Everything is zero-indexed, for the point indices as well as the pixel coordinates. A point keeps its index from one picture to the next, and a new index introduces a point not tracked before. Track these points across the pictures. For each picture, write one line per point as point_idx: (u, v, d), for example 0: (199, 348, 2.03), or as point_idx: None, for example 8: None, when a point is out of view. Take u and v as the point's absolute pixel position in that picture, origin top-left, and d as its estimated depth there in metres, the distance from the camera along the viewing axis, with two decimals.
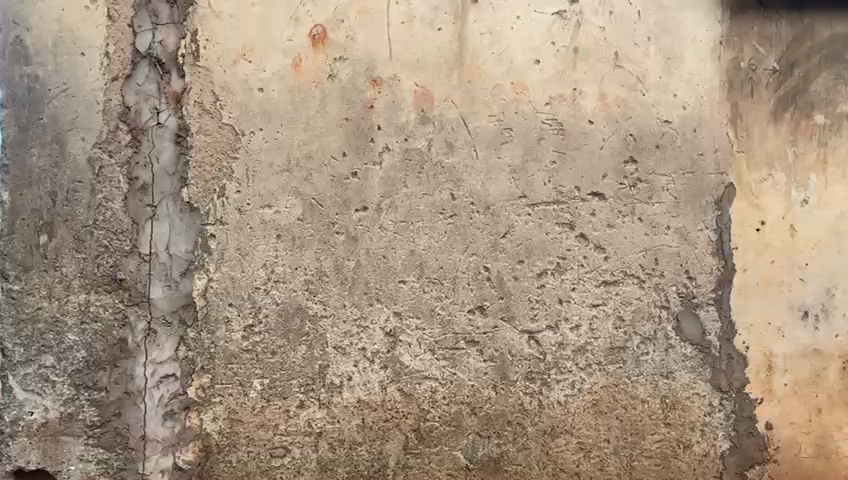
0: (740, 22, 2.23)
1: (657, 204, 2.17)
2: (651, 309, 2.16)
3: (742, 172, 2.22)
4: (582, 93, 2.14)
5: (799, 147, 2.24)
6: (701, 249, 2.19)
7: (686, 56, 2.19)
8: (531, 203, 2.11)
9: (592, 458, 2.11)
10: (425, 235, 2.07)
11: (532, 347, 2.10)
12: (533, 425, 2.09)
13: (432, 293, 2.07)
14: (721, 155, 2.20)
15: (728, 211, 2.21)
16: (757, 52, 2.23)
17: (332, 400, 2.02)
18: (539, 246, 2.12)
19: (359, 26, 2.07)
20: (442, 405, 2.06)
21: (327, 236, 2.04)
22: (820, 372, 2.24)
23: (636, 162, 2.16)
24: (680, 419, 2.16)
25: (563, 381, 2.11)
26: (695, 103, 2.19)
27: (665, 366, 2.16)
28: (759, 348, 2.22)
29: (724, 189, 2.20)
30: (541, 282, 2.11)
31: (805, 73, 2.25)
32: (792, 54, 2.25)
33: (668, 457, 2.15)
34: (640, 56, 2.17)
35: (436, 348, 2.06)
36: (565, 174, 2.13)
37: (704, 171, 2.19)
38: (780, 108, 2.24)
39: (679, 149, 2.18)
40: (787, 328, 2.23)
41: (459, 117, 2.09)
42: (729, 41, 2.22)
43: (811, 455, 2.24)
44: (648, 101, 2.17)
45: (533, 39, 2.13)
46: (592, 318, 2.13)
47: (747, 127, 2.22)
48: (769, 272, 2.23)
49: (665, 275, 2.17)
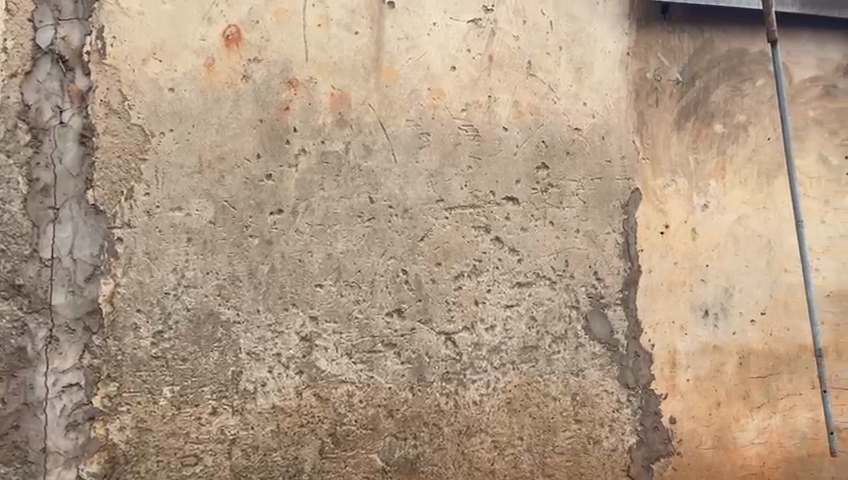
0: (645, 35, 2.34)
1: (568, 209, 2.25)
2: (562, 309, 2.24)
3: (647, 178, 2.34)
4: (497, 100, 2.19)
5: (700, 155, 2.39)
6: (609, 251, 2.29)
7: (596, 66, 2.29)
8: (448, 207, 2.15)
9: (506, 456, 2.17)
10: (343, 238, 2.07)
11: (449, 348, 2.14)
12: (449, 425, 2.13)
13: (349, 297, 2.07)
14: (627, 161, 2.31)
15: (634, 215, 2.31)
16: (661, 64, 2.36)
17: (246, 407, 2.00)
18: (455, 248, 2.15)
19: (275, 27, 2.05)
20: (358, 408, 2.06)
21: (241, 240, 2.01)
22: (719, 367, 2.39)
23: (547, 168, 2.23)
24: (590, 416, 2.25)
25: (478, 381, 2.15)
26: (603, 112, 2.29)
27: (576, 364, 2.24)
28: (664, 346, 2.34)
29: (630, 195, 2.31)
30: (458, 284, 2.15)
31: (705, 85, 2.40)
32: (693, 66, 2.39)
33: (578, 452, 2.24)
34: (552, 66, 2.24)
35: (353, 352, 2.07)
36: (481, 179, 2.17)
37: (611, 177, 2.29)
38: (682, 118, 2.38)
39: (588, 155, 2.27)
40: (688, 326, 2.36)
41: (376, 121, 2.10)
42: (636, 52, 2.33)
43: (711, 447, 2.38)
44: (559, 109, 2.24)
45: (449, 46, 2.16)
46: (507, 318, 2.18)
47: (651, 135, 2.34)
48: (672, 273, 2.35)
49: (575, 276, 2.25)
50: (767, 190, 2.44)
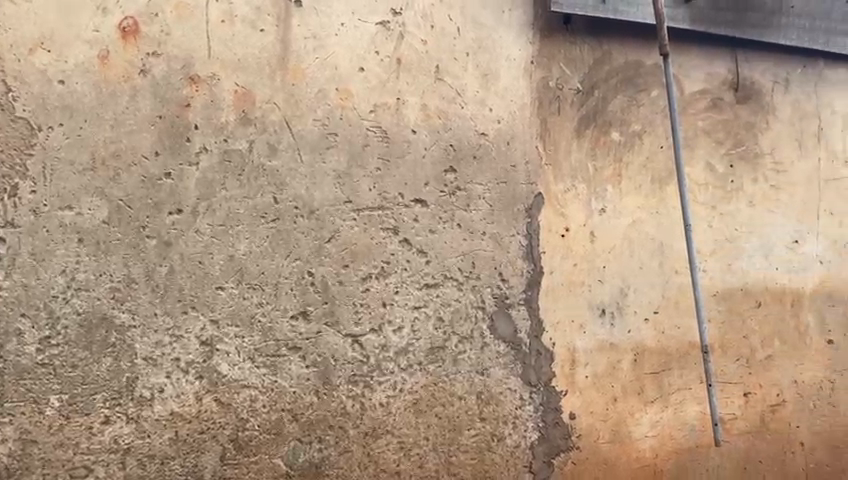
0: (548, 44, 2.43)
1: (474, 212, 2.29)
2: (468, 310, 2.27)
3: (550, 182, 2.42)
4: (405, 102, 2.20)
5: (599, 162, 2.50)
6: (513, 253, 2.35)
7: (501, 73, 2.34)
8: (356, 209, 2.14)
9: (411, 456, 2.18)
10: (246, 240, 2.03)
11: (355, 350, 2.13)
12: (355, 427, 2.12)
13: (252, 299, 2.03)
14: (531, 166, 2.38)
15: (537, 218, 2.39)
16: (563, 73, 2.45)
17: (141, 415, 1.92)
18: (363, 250, 2.15)
19: (176, 21, 1.98)
20: (261, 413, 2.02)
21: (137, 241, 1.93)
22: (616, 364, 2.50)
23: (455, 171, 2.26)
24: (494, 414, 2.30)
25: (385, 382, 2.16)
26: (509, 118, 2.35)
27: (481, 363, 2.28)
28: (564, 344, 2.42)
29: (534, 198, 2.38)
30: (365, 286, 2.15)
31: (604, 94, 2.51)
32: (593, 76, 2.49)
33: (483, 450, 2.28)
34: (459, 71, 2.28)
35: (256, 355, 2.02)
36: (389, 181, 2.18)
37: (516, 181, 2.36)
38: (583, 125, 2.48)
39: (494, 160, 2.32)
40: (587, 325, 2.46)
41: (281, 120, 2.07)
42: (539, 61, 2.41)
43: (607, 441, 2.48)
44: (466, 114, 2.28)
45: (357, 47, 2.16)
46: (414, 320, 2.20)
47: (554, 141, 2.43)
48: (572, 274, 2.44)
49: (481, 277, 2.30)
50: (659, 196, 2.59)
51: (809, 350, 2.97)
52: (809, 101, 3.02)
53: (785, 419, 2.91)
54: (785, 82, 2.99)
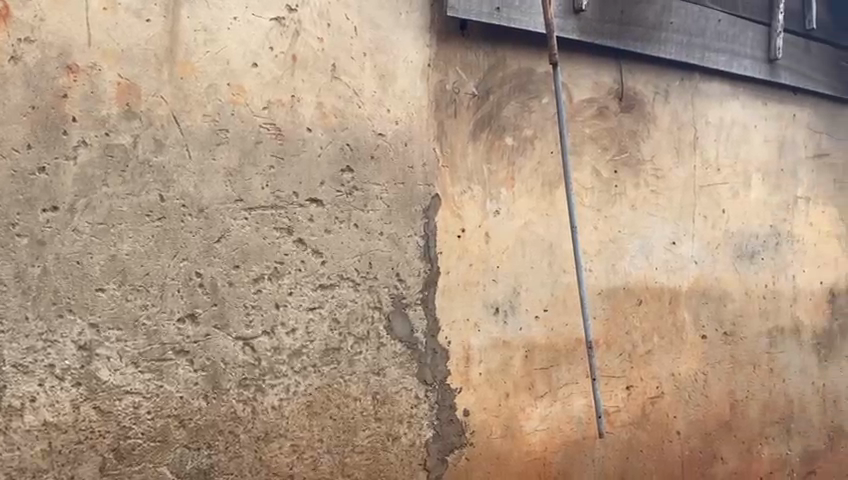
0: (445, 48, 2.47)
1: (371, 212, 2.29)
2: (364, 310, 2.27)
3: (446, 184, 2.46)
4: (300, 100, 2.17)
5: (493, 165, 2.57)
6: (410, 253, 2.37)
7: (399, 74, 2.36)
8: (248, 208, 2.09)
9: (305, 459, 2.16)
10: (129, 239, 1.93)
11: (246, 353, 2.08)
12: (246, 432, 2.07)
13: (135, 302, 1.94)
14: (428, 167, 2.41)
15: (434, 219, 2.42)
16: (459, 77, 2.50)
17: (10, 426, 1.79)
18: (255, 250, 2.10)
19: (52, 6, 1.86)
20: (146, 420, 1.94)
21: (6, 239, 1.81)
22: (508, 361, 2.58)
23: (352, 171, 2.26)
24: (390, 413, 2.31)
25: (278, 385, 2.12)
26: (406, 119, 2.37)
27: (377, 363, 2.29)
28: (459, 343, 2.47)
29: (430, 199, 2.41)
30: (257, 288, 2.10)
31: (498, 100, 2.59)
32: (488, 81, 2.57)
33: (378, 450, 2.29)
34: (356, 71, 2.27)
35: (140, 360, 1.93)
36: (284, 179, 2.14)
37: (413, 182, 2.38)
38: (478, 129, 2.54)
39: (391, 161, 2.33)
40: (481, 323, 2.52)
41: (169, 114, 1.99)
42: (436, 64, 2.45)
43: (500, 436, 2.56)
44: (363, 113, 2.28)
45: (250, 42, 2.11)
46: (309, 321, 2.18)
47: (450, 143, 2.47)
48: (467, 274, 2.49)
49: (377, 277, 2.30)
50: (550, 199, 2.70)
51: (684, 345, 3.19)
52: (686, 113, 3.25)
53: (663, 410, 3.10)
54: (665, 93, 3.18)
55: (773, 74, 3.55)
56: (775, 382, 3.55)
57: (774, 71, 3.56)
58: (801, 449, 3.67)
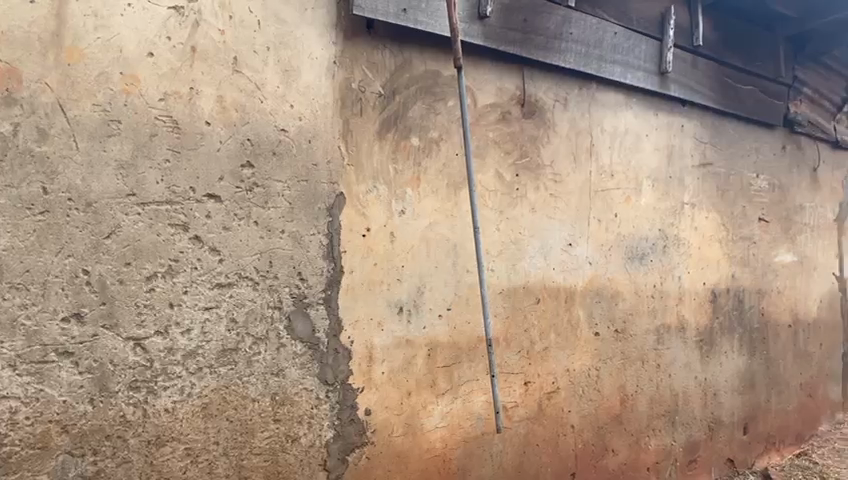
0: (351, 47, 2.47)
1: (272, 209, 2.25)
2: (264, 310, 2.23)
3: (351, 183, 2.45)
4: (199, 93, 2.11)
5: (398, 165, 2.60)
6: (312, 252, 2.34)
7: (303, 70, 2.33)
8: (141, 202, 2.00)
9: (199, 463, 2.09)
10: (7, 234, 1.81)
11: (137, 354, 1.99)
12: (136, 436, 1.99)
13: (14, 300, 1.82)
14: (333, 165, 2.40)
15: (337, 218, 2.40)
16: (365, 76, 2.50)
17: None
18: (148, 247, 2.02)
19: None
20: (24, 426, 1.82)
21: None
22: (411, 359, 2.62)
23: (252, 167, 2.21)
24: (289, 414, 2.28)
25: (171, 387, 2.04)
26: (310, 116, 2.34)
27: (276, 364, 2.25)
28: (362, 342, 2.47)
29: (335, 198, 2.40)
30: (150, 286, 2.02)
31: (404, 100, 2.63)
32: (394, 82, 2.60)
33: (277, 451, 2.25)
34: (259, 65, 2.23)
35: (18, 363, 1.81)
36: (180, 174, 2.07)
37: (317, 180, 2.35)
38: (384, 128, 2.56)
39: (294, 157, 2.30)
40: (385, 323, 2.53)
41: (54, 102, 1.88)
42: (342, 62, 2.44)
43: (401, 434, 2.58)
44: (265, 109, 2.24)
45: (146, 31, 2.02)
46: (205, 321, 2.11)
47: (355, 142, 2.47)
48: (371, 273, 2.50)
49: (278, 276, 2.26)
50: (454, 200, 2.76)
51: (579, 342, 3.32)
52: (584, 120, 3.39)
53: (559, 405, 3.22)
54: (565, 101, 3.31)
55: (663, 86, 3.77)
56: (662, 377, 3.76)
57: (664, 84, 3.77)
58: (684, 439, 3.91)
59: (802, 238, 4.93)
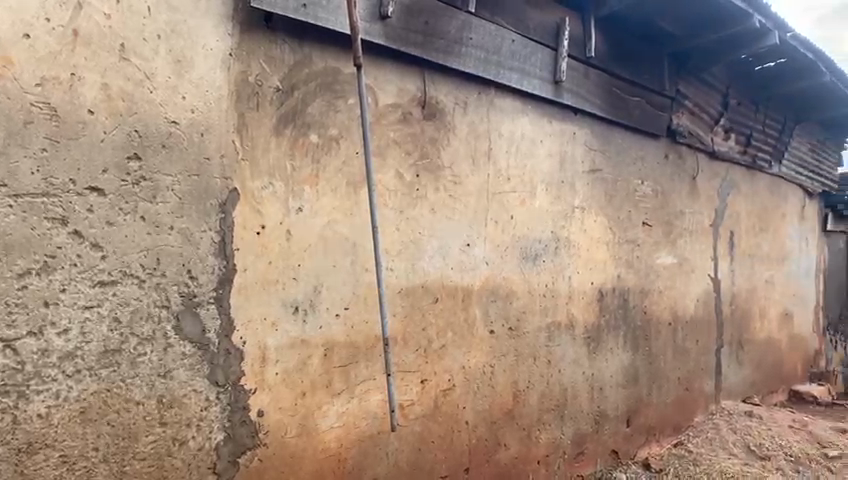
0: (248, 40, 2.41)
1: (160, 204, 2.16)
2: (150, 310, 2.14)
3: (246, 179, 2.40)
4: (81, 79, 1.99)
5: (296, 162, 2.56)
6: (204, 249, 2.27)
7: (197, 62, 2.25)
8: (14, 194, 1.86)
9: (76, 471, 1.97)
10: None
11: (7, 357, 1.85)
12: (4, 445, 1.83)
13: None
14: (226, 160, 2.33)
15: (231, 214, 2.34)
16: (262, 70, 2.46)
17: None
18: (21, 242, 1.88)
19: None
20: None
21: None
22: (306, 359, 2.59)
23: (140, 159, 2.11)
24: (176, 417, 2.20)
25: (44, 391, 1.91)
26: (203, 109, 2.27)
27: (163, 366, 2.17)
28: (255, 342, 2.42)
29: (228, 194, 2.34)
30: (22, 283, 1.88)
31: (303, 96, 2.59)
32: (293, 78, 2.56)
33: (162, 456, 2.17)
34: (149, 54, 2.13)
35: None
36: (58, 165, 1.95)
37: (209, 174, 2.28)
38: (281, 125, 2.52)
39: (185, 151, 2.22)
40: (279, 322, 2.49)
41: None
42: (238, 55, 2.38)
43: (295, 435, 2.55)
44: (155, 99, 2.15)
45: (22, 10, 1.88)
46: (84, 321, 2.00)
47: (251, 137, 2.41)
48: (266, 272, 2.45)
49: (166, 274, 2.18)
50: (352, 199, 2.75)
51: (475, 340, 3.40)
52: (482, 124, 3.47)
53: (454, 402, 3.28)
54: (464, 104, 3.38)
55: (557, 94, 3.93)
56: (552, 373, 3.91)
57: (557, 92, 3.93)
58: (572, 432, 4.08)
59: (681, 241, 5.27)
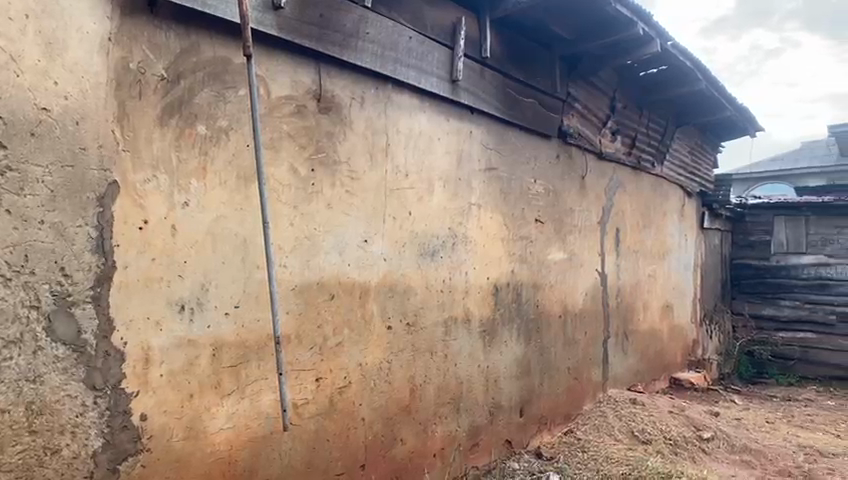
0: (130, 24, 2.29)
1: (29, 196, 2.01)
2: (17, 310, 1.99)
3: (128, 171, 2.27)
4: None
5: (182, 154, 2.46)
6: (79, 245, 2.13)
7: (72, 45, 2.11)
8: None
9: None
10: None
11: None
12: None
13: None
14: (105, 151, 2.20)
15: (110, 209, 2.22)
16: (145, 57, 2.33)
17: None
18: None
19: None
20: None
21: None
22: (193, 360, 2.50)
23: (5, 148, 1.95)
24: (47, 424, 2.06)
25: None
26: (78, 96, 2.13)
27: (32, 370, 2.02)
28: (137, 343, 2.30)
29: (107, 186, 2.21)
30: None
31: (190, 86, 2.49)
32: (179, 66, 2.46)
33: (32, 467, 2.02)
34: (17, 34, 1.97)
35: None
36: None
37: (86, 166, 2.15)
38: (166, 115, 2.40)
39: (57, 139, 2.08)
40: (164, 322, 2.39)
41: None
42: (119, 39, 2.25)
43: (181, 438, 2.45)
44: (23, 84, 1.99)
45: None
46: None
47: (133, 127, 2.29)
48: (149, 269, 2.34)
49: (36, 272, 2.03)
50: (243, 193, 2.68)
51: (371, 336, 3.39)
52: (379, 120, 3.46)
53: (350, 399, 3.26)
54: (361, 99, 3.35)
55: (454, 92, 3.98)
56: (448, 366, 3.97)
57: (454, 91, 3.99)
58: (467, 424, 4.16)
59: (571, 238, 5.49)
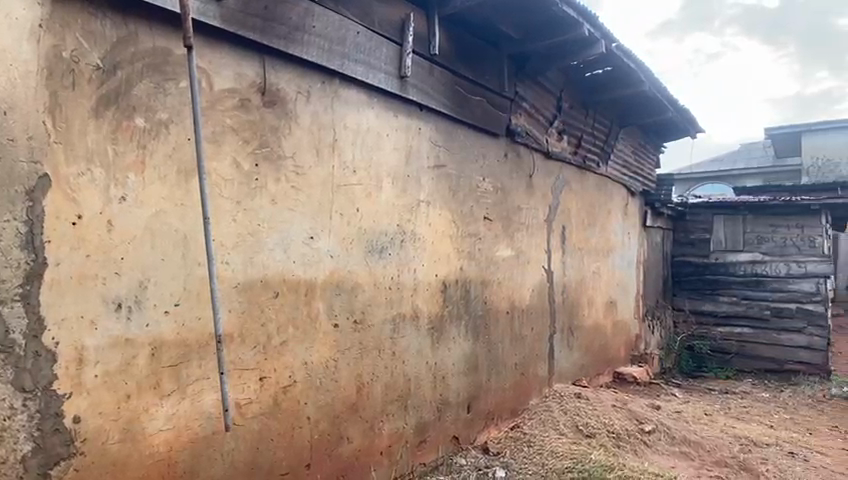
0: (63, 10, 2.19)
1: None
2: None
3: (60, 164, 2.18)
4: None
5: (119, 147, 2.38)
6: (6, 242, 2.03)
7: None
8: None
9: None
10: None
11: None
12: None
13: None
14: (35, 143, 2.11)
15: (40, 203, 2.12)
16: (79, 45, 2.25)
17: None
18: None
19: None
20: None
21: None
22: (130, 360, 2.42)
23: None
24: None
25: None
26: (6, 84, 2.03)
27: None
28: (71, 342, 2.22)
29: (37, 180, 2.11)
30: None
31: (127, 77, 2.41)
32: (116, 56, 2.37)
33: None
34: None
35: None
36: None
37: (14, 158, 2.05)
38: (102, 106, 2.32)
39: None
40: (99, 320, 2.31)
41: None
42: (50, 27, 2.16)
43: (118, 441, 2.38)
44: None
45: None
46: None
47: (66, 118, 2.20)
48: (83, 266, 2.25)
49: None
50: (183, 188, 2.61)
51: (317, 334, 3.35)
52: (326, 115, 3.42)
53: (295, 398, 3.22)
54: (307, 94, 3.31)
55: (402, 89, 3.97)
56: (396, 363, 3.96)
57: (403, 87, 3.97)
58: (415, 421, 4.16)
59: (519, 235, 5.55)
